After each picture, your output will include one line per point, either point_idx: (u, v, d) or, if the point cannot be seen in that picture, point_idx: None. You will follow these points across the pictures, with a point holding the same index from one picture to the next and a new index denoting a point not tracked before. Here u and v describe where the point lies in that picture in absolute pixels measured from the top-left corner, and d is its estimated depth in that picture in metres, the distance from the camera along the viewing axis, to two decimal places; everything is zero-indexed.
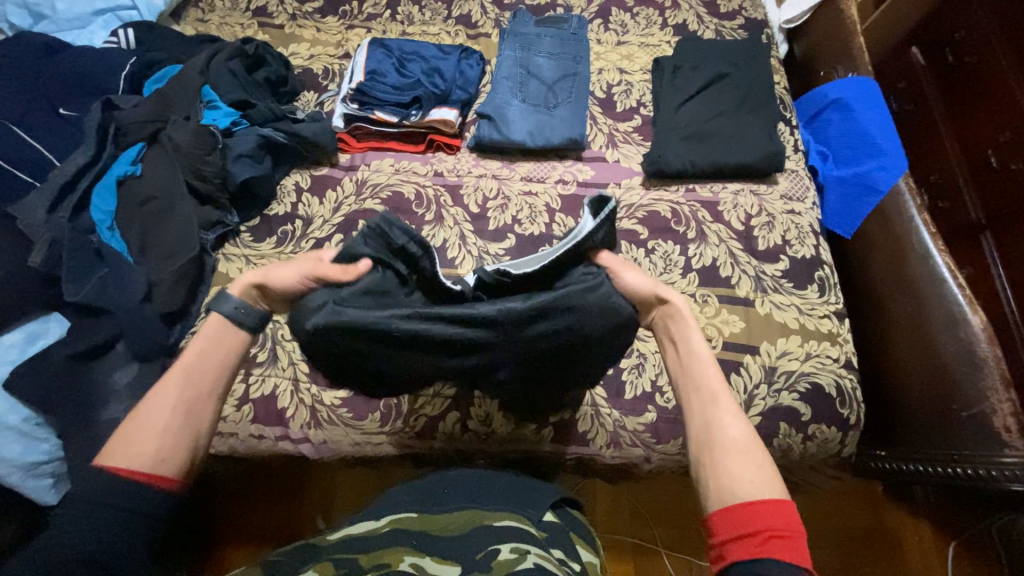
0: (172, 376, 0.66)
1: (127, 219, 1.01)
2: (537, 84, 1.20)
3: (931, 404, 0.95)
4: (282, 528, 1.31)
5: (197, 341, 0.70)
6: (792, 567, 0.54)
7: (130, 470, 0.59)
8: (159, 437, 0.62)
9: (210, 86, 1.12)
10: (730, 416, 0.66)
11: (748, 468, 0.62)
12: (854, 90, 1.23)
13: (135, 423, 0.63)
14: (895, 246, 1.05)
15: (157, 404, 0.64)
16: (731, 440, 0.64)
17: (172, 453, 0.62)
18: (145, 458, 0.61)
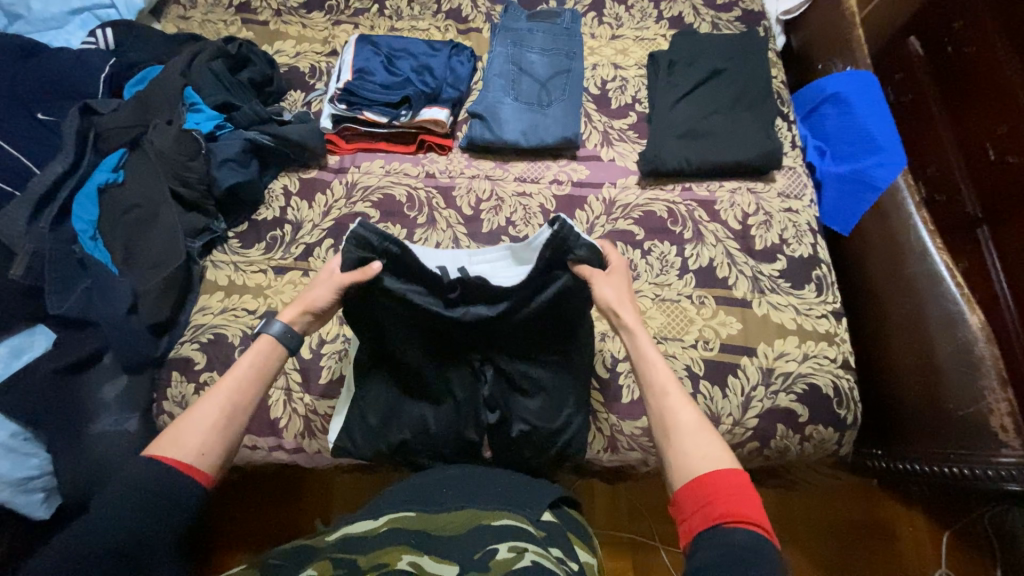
0: (225, 382, 0.71)
1: (110, 228, 0.98)
2: (529, 81, 1.17)
3: (927, 403, 0.95)
4: (279, 532, 1.30)
5: (248, 356, 0.75)
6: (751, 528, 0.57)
7: (174, 461, 0.64)
8: (204, 435, 0.67)
9: (192, 88, 1.08)
10: (680, 402, 0.70)
11: (698, 444, 0.65)
12: (852, 84, 1.21)
13: (187, 419, 0.68)
14: (894, 244, 1.04)
15: (207, 403, 0.69)
16: (684, 421, 0.68)
17: (211, 451, 0.67)
18: (188, 453, 0.65)
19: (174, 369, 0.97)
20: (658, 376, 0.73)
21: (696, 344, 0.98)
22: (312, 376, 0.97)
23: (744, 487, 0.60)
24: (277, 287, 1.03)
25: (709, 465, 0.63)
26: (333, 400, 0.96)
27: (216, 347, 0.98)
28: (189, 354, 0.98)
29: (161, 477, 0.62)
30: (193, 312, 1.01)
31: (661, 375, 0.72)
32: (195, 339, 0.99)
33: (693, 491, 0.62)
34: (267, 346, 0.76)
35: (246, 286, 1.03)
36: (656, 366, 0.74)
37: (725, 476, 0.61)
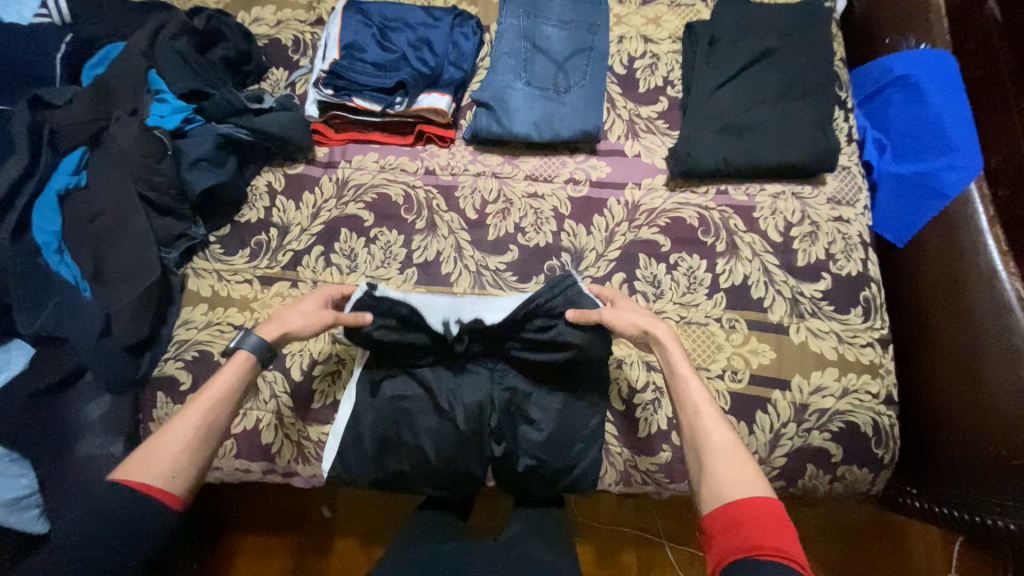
0: (199, 400, 0.66)
1: (77, 238, 0.88)
2: (545, 60, 1.01)
3: (977, 445, 0.85)
4: (288, 519, 1.29)
5: (225, 375, 0.70)
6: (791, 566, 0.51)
7: (141, 484, 0.58)
8: (174, 456, 0.61)
9: (157, 72, 0.96)
10: (713, 420, 0.64)
11: (730, 465, 0.60)
12: (925, 66, 1.03)
13: (157, 438, 0.62)
14: (956, 263, 0.91)
15: (180, 422, 0.64)
16: (716, 441, 0.62)
17: (181, 473, 0.61)
18: (155, 475, 0.59)
19: (158, 389, 0.91)
20: (687, 392, 0.68)
21: (723, 375, 0.89)
22: (303, 400, 0.91)
23: (779, 517, 0.55)
24: (263, 300, 0.94)
25: (740, 488, 0.58)
26: (326, 426, 0.90)
27: (201, 367, 0.91)
28: (173, 373, 0.91)
29: (126, 502, 0.56)
30: (176, 326, 0.94)
31: (689, 392, 0.67)
32: (179, 356, 0.92)
33: (721, 519, 0.56)
34: (241, 363, 0.71)
35: (230, 298, 0.95)
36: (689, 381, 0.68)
37: (752, 501, 0.56)
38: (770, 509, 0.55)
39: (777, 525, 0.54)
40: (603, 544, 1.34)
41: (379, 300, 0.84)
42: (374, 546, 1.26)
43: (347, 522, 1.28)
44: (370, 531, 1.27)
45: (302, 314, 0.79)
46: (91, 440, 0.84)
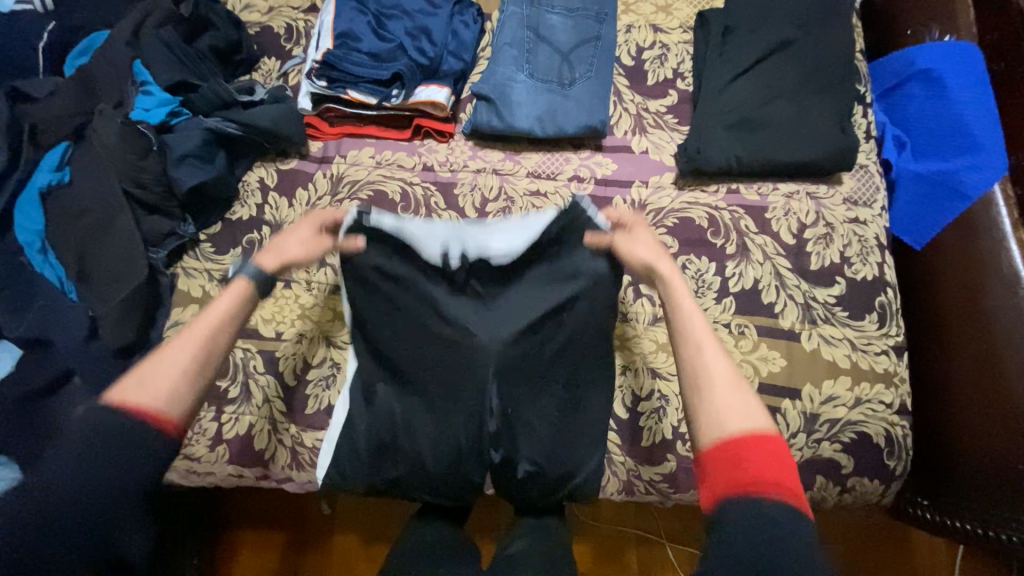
0: (196, 326, 0.63)
1: (61, 237, 0.85)
2: (548, 51, 0.96)
3: (994, 459, 0.82)
4: (287, 515, 1.27)
5: (223, 301, 0.66)
6: (790, 506, 0.50)
7: (141, 408, 0.56)
8: (173, 380, 0.58)
9: (142, 62, 0.91)
10: (716, 356, 0.60)
11: (732, 400, 0.57)
12: (949, 58, 0.98)
13: (154, 360, 0.59)
14: (976, 268, 0.87)
15: (177, 347, 0.60)
16: (720, 375, 0.59)
17: (181, 398, 0.58)
18: (154, 399, 0.57)
19: None
20: (692, 326, 0.63)
21: None
22: (298, 404, 0.88)
23: (778, 453, 0.54)
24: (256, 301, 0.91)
25: (742, 423, 0.55)
26: (321, 431, 0.87)
27: None
28: None
29: (127, 428, 0.54)
30: (166, 329, 0.89)
31: (696, 328, 0.63)
32: None
33: (719, 452, 0.55)
34: (240, 290, 0.67)
35: None
36: (693, 317, 0.64)
37: (752, 435, 0.54)
38: (769, 444, 0.54)
39: (778, 464, 0.53)
40: (603, 544, 1.33)
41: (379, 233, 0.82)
42: (375, 543, 1.25)
43: (347, 518, 1.26)
44: (370, 527, 1.25)
45: (300, 244, 0.76)
46: None
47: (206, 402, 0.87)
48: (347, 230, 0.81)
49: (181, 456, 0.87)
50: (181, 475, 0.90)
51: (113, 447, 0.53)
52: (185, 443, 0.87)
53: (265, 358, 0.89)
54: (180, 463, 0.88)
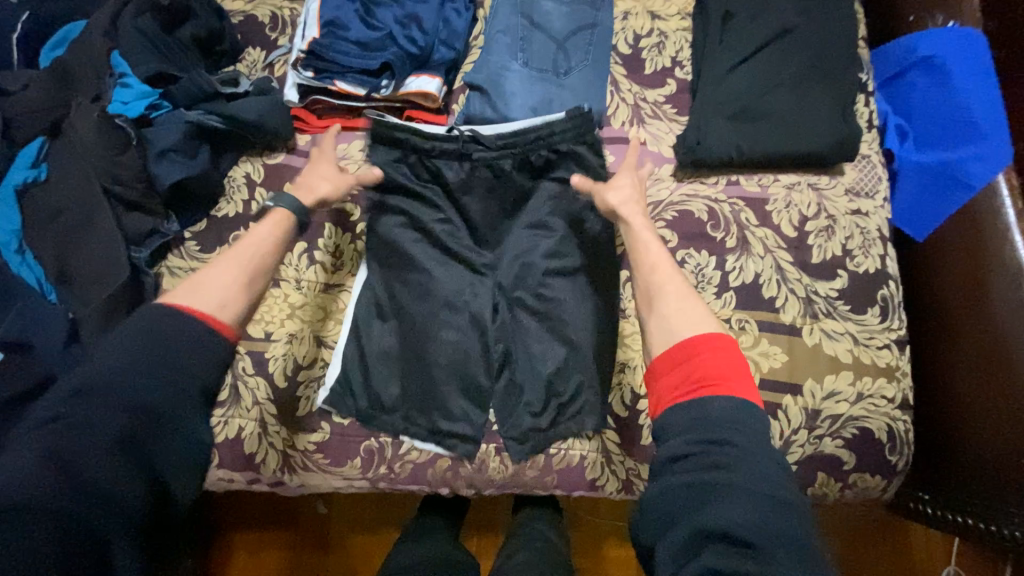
0: (242, 246, 0.68)
1: (38, 237, 0.82)
2: (543, 39, 0.93)
3: (997, 453, 0.81)
4: (282, 514, 1.26)
5: (263, 228, 0.70)
6: (736, 398, 0.55)
7: (198, 309, 0.61)
8: (220, 291, 0.63)
9: (121, 52, 0.87)
10: (672, 277, 0.66)
11: (681, 309, 0.63)
12: (952, 45, 0.96)
13: (203, 273, 0.64)
14: (978, 260, 0.86)
15: (224, 263, 0.65)
16: (674, 291, 0.65)
17: (232, 304, 0.64)
18: (206, 301, 0.62)
19: None
20: (649, 253, 0.69)
21: None
22: (288, 407, 0.85)
23: (729, 354, 0.58)
24: None
25: (693, 327, 0.61)
26: (313, 434, 0.85)
27: None
28: None
29: (186, 323, 0.59)
30: None
31: (653, 254, 0.69)
32: None
33: (672, 354, 0.59)
34: (281, 219, 0.72)
35: None
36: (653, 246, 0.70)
37: (704, 339, 0.59)
38: (720, 347, 0.59)
39: (729, 362, 0.58)
40: (604, 540, 1.31)
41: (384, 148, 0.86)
42: (371, 543, 1.23)
43: (344, 519, 1.25)
44: (367, 527, 1.24)
45: (325, 178, 0.79)
46: None
47: None
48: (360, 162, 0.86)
49: None
50: None
51: (162, 349, 0.58)
52: None
53: (254, 359, 0.86)
54: None
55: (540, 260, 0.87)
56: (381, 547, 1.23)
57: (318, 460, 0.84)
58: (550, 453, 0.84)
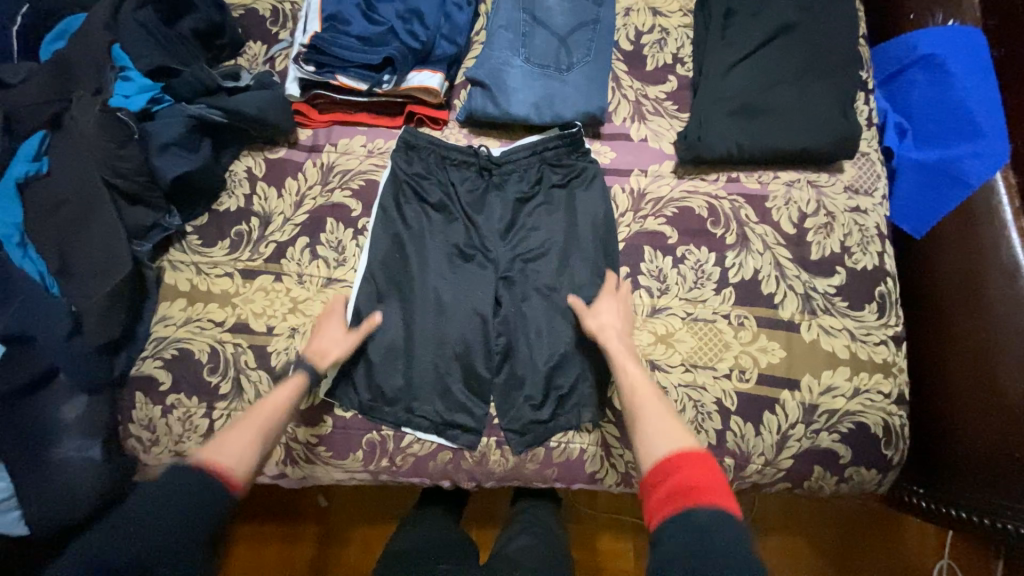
0: (262, 408, 0.72)
1: (40, 231, 0.82)
2: (545, 34, 0.93)
3: (991, 446, 0.82)
4: (283, 508, 1.27)
5: (282, 392, 0.75)
6: (719, 510, 0.57)
7: (216, 469, 0.63)
8: (243, 447, 0.67)
9: (121, 47, 0.87)
10: (648, 394, 0.72)
11: (659, 427, 0.67)
12: (953, 43, 0.96)
13: (226, 434, 0.68)
14: (976, 257, 0.87)
15: (244, 425, 0.69)
16: (651, 408, 0.70)
17: (245, 463, 0.66)
18: (224, 461, 0.65)
19: (137, 389, 0.86)
20: (629, 373, 0.75)
21: (730, 374, 0.85)
22: None
23: (703, 465, 0.62)
24: (246, 295, 0.89)
25: (670, 444, 0.65)
26: (315, 427, 0.85)
27: (181, 366, 0.86)
28: (153, 371, 0.86)
29: (202, 484, 0.61)
30: (153, 323, 0.89)
31: (632, 376, 0.75)
32: (158, 354, 0.87)
33: (655, 470, 0.64)
34: (298, 383, 0.76)
35: (210, 293, 0.89)
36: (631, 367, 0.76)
37: (680, 454, 0.63)
38: (696, 460, 0.62)
39: (706, 474, 0.61)
40: (600, 533, 1.33)
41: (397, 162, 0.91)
42: (372, 536, 1.24)
43: (345, 511, 1.26)
44: (367, 520, 1.25)
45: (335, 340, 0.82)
46: (69, 441, 0.80)
47: (198, 399, 0.85)
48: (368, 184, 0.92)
49: (173, 453, 0.86)
50: None
51: (179, 505, 0.59)
52: (177, 440, 0.86)
53: (257, 353, 0.87)
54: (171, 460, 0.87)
55: (528, 243, 0.90)
56: (381, 539, 1.24)
57: (320, 452, 0.85)
58: (551, 446, 0.85)
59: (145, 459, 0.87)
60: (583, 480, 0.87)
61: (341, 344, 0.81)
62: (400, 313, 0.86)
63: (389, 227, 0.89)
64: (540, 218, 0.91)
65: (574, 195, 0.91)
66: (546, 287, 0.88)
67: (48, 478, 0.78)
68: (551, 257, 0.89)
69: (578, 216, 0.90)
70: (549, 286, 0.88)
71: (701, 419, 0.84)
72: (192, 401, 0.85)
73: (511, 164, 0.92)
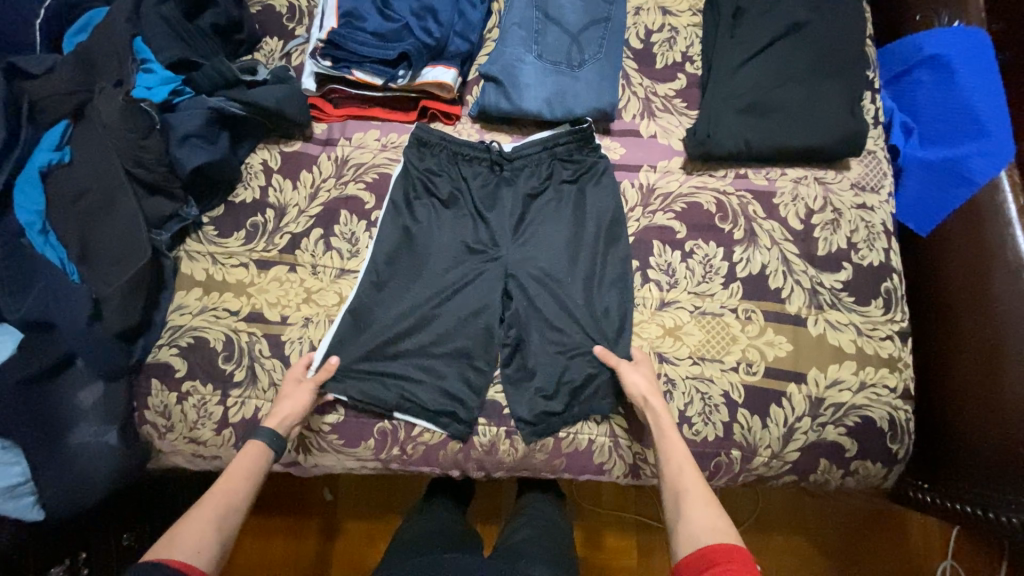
0: (221, 487, 0.70)
1: (62, 218, 0.83)
2: (557, 32, 0.94)
3: (995, 440, 0.83)
4: (289, 501, 1.28)
5: (243, 466, 0.74)
6: None
7: (178, 561, 0.61)
8: (203, 533, 0.65)
9: (144, 40, 0.90)
10: (692, 477, 0.73)
11: (701, 515, 0.68)
12: (959, 43, 0.97)
13: (182, 525, 0.65)
14: (982, 255, 0.88)
15: (202, 510, 0.67)
16: (695, 492, 0.71)
17: (206, 550, 0.64)
18: (186, 552, 0.62)
19: (153, 376, 0.88)
20: (672, 452, 0.77)
21: (738, 367, 0.86)
22: None
23: (740, 559, 0.61)
24: (261, 285, 0.90)
25: (711, 533, 0.65)
26: (327, 415, 0.86)
27: (197, 354, 0.88)
28: (169, 359, 0.88)
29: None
30: (169, 312, 0.90)
31: (677, 454, 0.76)
32: (173, 343, 0.88)
33: (691, 560, 0.64)
34: (256, 453, 0.75)
35: (226, 283, 0.91)
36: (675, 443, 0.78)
37: (719, 547, 0.63)
38: (731, 553, 0.62)
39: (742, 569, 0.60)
40: (603, 529, 1.34)
41: (409, 158, 0.92)
42: (377, 529, 1.25)
43: (350, 505, 1.27)
44: (372, 514, 1.26)
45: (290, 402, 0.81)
46: (86, 427, 0.82)
47: (213, 386, 0.87)
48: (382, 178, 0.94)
49: (188, 440, 0.87)
50: (187, 459, 0.90)
51: None
52: (192, 427, 0.87)
53: (271, 342, 0.88)
54: (185, 447, 0.88)
55: (539, 236, 0.91)
56: (385, 534, 1.25)
57: (332, 440, 0.86)
58: (560, 436, 0.86)
59: (159, 447, 0.88)
60: (591, 471, 0.88)
61: (297, 404, 0.81)
62: (412, 304, 0.87)
63: (402, 220, 0.90)
64: (550, 212, 0.92)
65: (584, 190, 0.92)
66: (557, 279, 0.89)
67: (66, 462, 0.79)
68: (561, 251, 0.90)
69: (587, 210, 0.91)
70: (559, 279, 0.89)
71: (709, 411, 0.85)
72: (208, 388, 0.87)
73: (522, 161, 0.93)
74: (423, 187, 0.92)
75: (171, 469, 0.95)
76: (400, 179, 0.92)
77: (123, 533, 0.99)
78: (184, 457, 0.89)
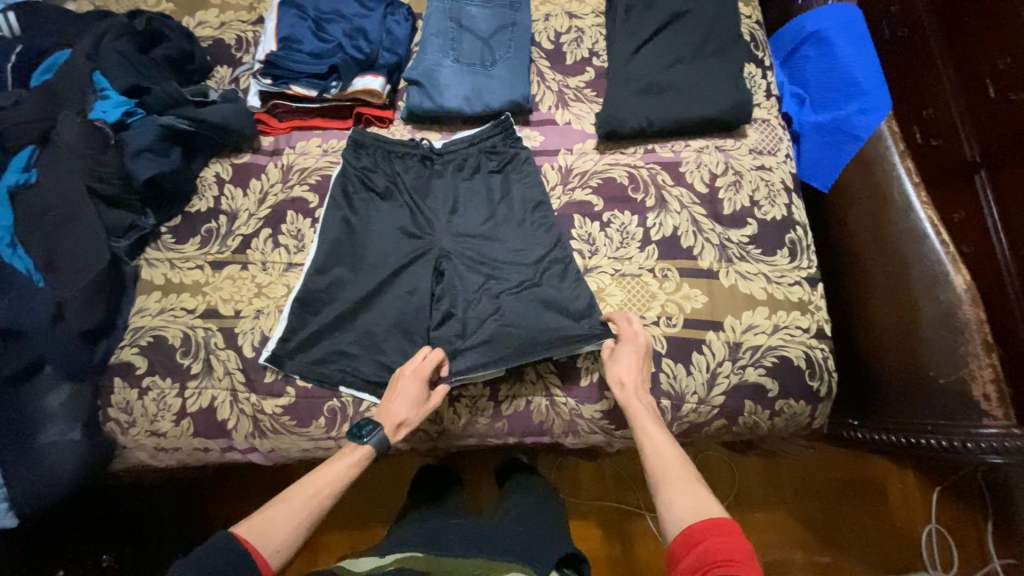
0: (320, 478, 0.80)
1: (28, 233, 0.92)
2: (471, 38, 1.06)
3: (908, 368, 0.89)
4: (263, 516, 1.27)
5: (341, 459, 0.82)
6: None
7: (255, 551, 0.70)
8: (286, 532, 0.74)
9: (101, 73, 1.00)
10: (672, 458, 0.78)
11: (683, 495, 0.73)
12: (833, 21, 1.12)
13: (273, 511, 0.75)
14: (875, 197, 0.95)
15: (297, 501, 0.77)
16: (675, 477, 0.75)
17: (282, 549, 0.73)
18: (268, 545, 0.72)
19: (115, 375, 0.93)
20: (652, 440, 0.81)
21: (658, 321, 0.92)
22: (255, 375, 0.92)
23: (723, 533, 0.65)
24: (215, 283, 0.98)
25: (695, 514, 0.70)
26: (279, 398, 0.92)
27: (156, 351, 0.94)
28: (129, 358, 0.93)
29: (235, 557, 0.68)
30: (132, 315, 0.97)
31: (655, 438, 0.81)
32: (135, 343, 0.94)
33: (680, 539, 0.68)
34: (362, 455, 0.83)
35: (182, 284, 0.98)
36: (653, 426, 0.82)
37: (705, 525, 0.67)
38: (718, 528, 0.66)
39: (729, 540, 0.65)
40: (583, 520, 1.32)
41: (357, 158, 1.02)
42: (362, 532, 1.27)
43: (332, 518, 1.29)
44: (350, 523, 1.28)
45: (410, 406, 0.86)
46: (52, 428, 0.86)
47: (171, 379, 0.92)
48: (328, 179, 1.03)
49: (149, 433, 0.92)
50: (150, 454, 0.94)
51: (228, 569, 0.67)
52: (152, 420, 0.92)
53: (225, 335, 0.94)
54: (148, 441, 0.92)
55: (469, 219, 0.99)
56: (369, 540, 1.27)
57: (285, 422, 0.91)
58: (499, 400, 0.91)
59: (123, 442, 0.93)
60: (535, 432, 0.93)
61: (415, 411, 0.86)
62: (355, 289, 0.94)
63: (344, 214, 0.99)
64: (479, 199, 1.00)
65: (505, 174, 1.02)
66: (486, 257, 0.96)
67: (32, 458, 0.84)
68: (488, 232, 0.98)
69: (514, 192, 1.00)
70: (488, 255, 0.96)
71: None
72: (166, 382, 0.92)
73: (455, 152, 1.03)
74: (361, 186, 1.01)
75: (137, 469, 0.99)
76: (342, 177, 1.01)
77: (103, 553, 1.03)
78: (147, 452, 0.94)
